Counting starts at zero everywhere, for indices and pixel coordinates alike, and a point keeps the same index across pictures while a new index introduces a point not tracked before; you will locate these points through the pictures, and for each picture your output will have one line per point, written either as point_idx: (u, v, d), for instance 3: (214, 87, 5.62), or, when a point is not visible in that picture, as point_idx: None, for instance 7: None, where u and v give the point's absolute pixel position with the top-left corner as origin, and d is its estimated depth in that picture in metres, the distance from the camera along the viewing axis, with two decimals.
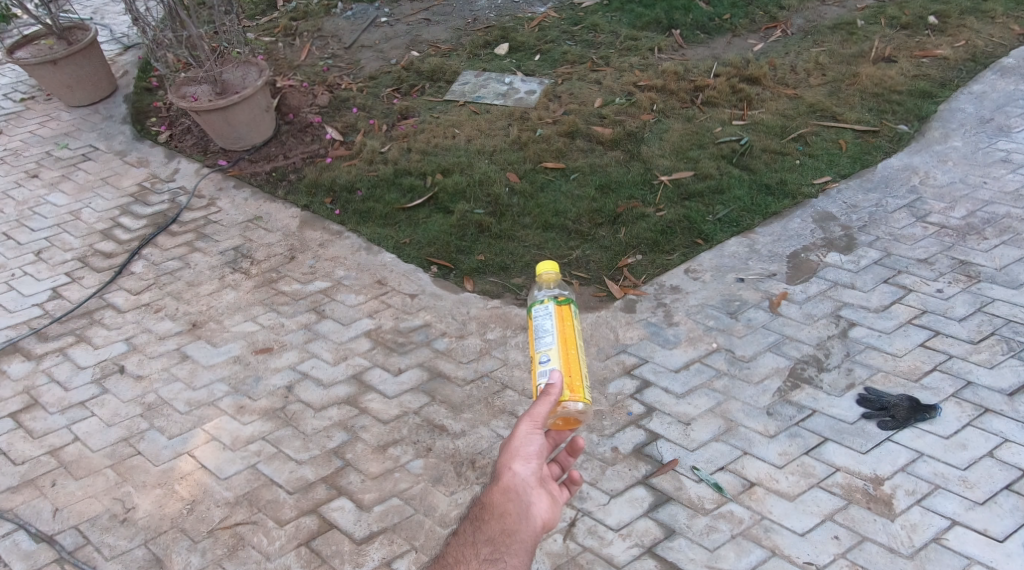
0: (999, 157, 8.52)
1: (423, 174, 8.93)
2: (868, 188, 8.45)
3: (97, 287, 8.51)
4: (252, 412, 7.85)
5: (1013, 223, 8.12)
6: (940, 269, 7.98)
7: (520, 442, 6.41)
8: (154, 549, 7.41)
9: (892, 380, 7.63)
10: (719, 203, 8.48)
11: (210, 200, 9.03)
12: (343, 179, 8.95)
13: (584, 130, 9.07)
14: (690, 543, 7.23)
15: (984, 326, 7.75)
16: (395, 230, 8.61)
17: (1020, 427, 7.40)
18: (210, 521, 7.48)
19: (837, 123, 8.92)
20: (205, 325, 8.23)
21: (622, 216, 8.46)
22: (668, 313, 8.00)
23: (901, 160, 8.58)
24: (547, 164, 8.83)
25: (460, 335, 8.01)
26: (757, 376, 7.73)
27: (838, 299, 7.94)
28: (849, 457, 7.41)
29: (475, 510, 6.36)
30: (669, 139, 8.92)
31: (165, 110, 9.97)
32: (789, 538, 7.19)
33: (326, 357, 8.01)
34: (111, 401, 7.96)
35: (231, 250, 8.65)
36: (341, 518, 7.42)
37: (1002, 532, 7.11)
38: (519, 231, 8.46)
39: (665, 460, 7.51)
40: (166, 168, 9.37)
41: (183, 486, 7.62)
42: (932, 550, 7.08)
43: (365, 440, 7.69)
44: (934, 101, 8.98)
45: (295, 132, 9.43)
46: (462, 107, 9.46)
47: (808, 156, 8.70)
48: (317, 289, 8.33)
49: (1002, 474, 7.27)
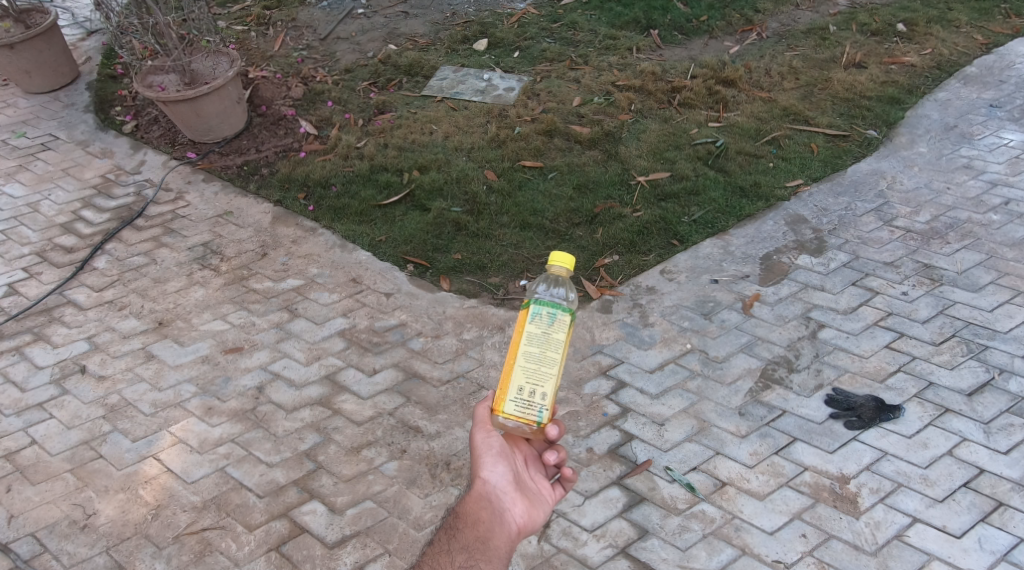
0: (962, 163, 8.75)
1: (400, 171, 8.77)
2: (839, 191, 8.61)
3: (56, 282, 8.19)
4: (221, 414, 7.64)
5: (975, 228, 8.34)
6: (906, 272, 8.14)
7: (488, 449, 6.38)
8: (116, 556, 7.17)
9: (858, 381, 7.75)
10: (694, 205, 8.53)
11: (179, 193, 8.75)
12: (318, 174, 8.75)
13: (562, 129, 9.04)
14: (662, 543, 7.28)
15: (945, 328, 7.90)
16: (370, 228, 8.44)
17: (978, 426, 7.56)
18: (175, 527, 7.25)
19: (809, 127, 9.06)
20: (172, 324, 7.97)
21: (599, 216, 8.45)
22: (644, 314, 8.04)
23: (870, 165, 8.77)
24: (525, 163, 8.77)
25: (436, 335, 7.90)
26: (729, 376, 7.79)
27: (808, 301, 8.04)
28: (817, 457, 7.51)
29: (449, 520, 6.33)
30: (646, 139, 8.95)
31: (131, 100, 9.59)
32: (759, 536, 7.27)
33: (298, 357, 7.83)
34: (71, 403, 7.69)
35: (199, 246, 8.39)
36: (313, 522, 7.25)
37: (960, 529, 7.24)
38: (496, 230, 8.37)
39: (639, 461, 7.55)
40: (131, 159, 9.04)
41: (148, 490, 7.38)
42: (894, 546, 7.21)
43: (338, 442, 7.54)
44: (901, 107, 9.19)
45: (267, 124, 9.19)
46: (439, 103, 9.35)
47: (781, 159, 8.82)
48: (289, 287, 8.14)
49: (961, 472, 7.42)
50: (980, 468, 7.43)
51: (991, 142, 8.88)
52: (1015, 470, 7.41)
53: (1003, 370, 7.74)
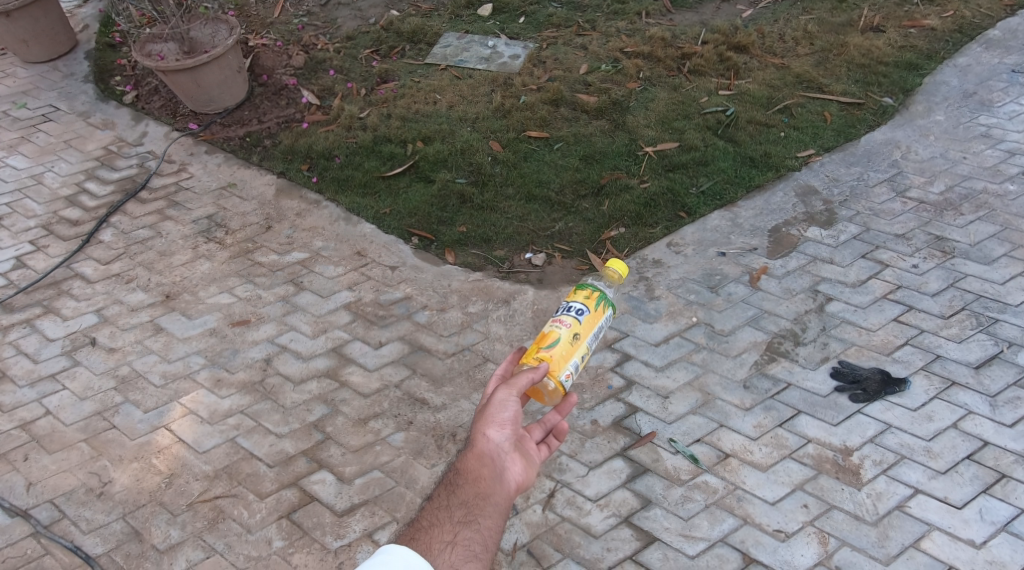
0: (980, 132, 8.62)
1: (403, 142, 8.76)
2: (851, 161, 8.52)
3: (63, 255, 8.32)
4: (230, 385, 7.75)
5: (990, 199, 8.23)
6: (917, 244, 8.05)
7: (495, 407, 6.46)
8: (133, 522, 7.32)
9: (865, 354, 7.69)
10: (703, 175, 8.46)
11: (181, 164, 8.85)
12: (321, 145, 8.78)
13: (569, 98, 8.96)
14: (665, 513, 7.30)
15: (955, 301, 7.82)
16: (375, 200, 8.47)
17: (985, 399, 7.49)
18: (188, 495, 7.39)
19: (823, 95, 8.93)
20: (180, 296, 8.08)
21: (606, 187, 8.39)
22: (650, 287, 8.03)
23: (884, 134, 8.66)
24: (531, 133, 8.72)
25: (441, 307, 7.94)
26: (734, 350, 7.77)
27: (817, 274, 7.99)
28: (822, 429, 7.49)
29: (448, 476, 6.36)
30: (655, 108, 8.85)
31: (131, 69, 9.68)
32: (760, 506, 7.27)
33: (305, 330, 7.91)
34: (83, 374, 7.83)
35: (204, 220, 8.49)
36: (321, 491, 7.36)
37: (961, 499, 7.21)
38: (500, 202, 8.36)
39: (643, 433, 7.57)
40: (133, 131, 9.15)
41: (161, 459, 7.52)
42: (895, 517, 7.19)
43: (345, 414, 7.62)
44: (919, 73, 9.05)
45: (269, 94, 9.24)
46: (444, 72, 9.33)
47: (793, 129, 8.72)
48: (294, 260, 8.21)
49: (965, 444, 7.37)
50: (985, 441, 7.37)
51: (1011, 109, 8.74)
52: (1019, 442, 7.36)
53: (1011, 343, 7.67)
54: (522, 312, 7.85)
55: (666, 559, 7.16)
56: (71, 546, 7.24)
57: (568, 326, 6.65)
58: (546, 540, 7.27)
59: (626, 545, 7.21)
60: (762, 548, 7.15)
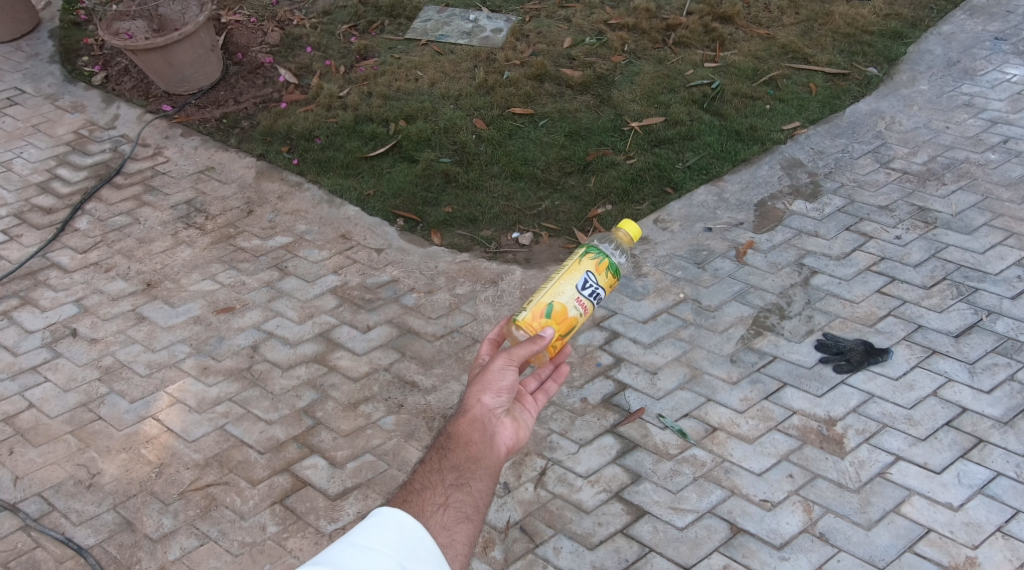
0: (963, 101, 8.76)
1: (386, 121, 8.79)
2: (836, 133, 8.62)
3: (38, 246, 8.25)
4: (217, 373, 7.67)
5: (972, 168, 8.32)
6: (900, 216, 8.11)
7: (490, 373, 6.21)
8: (124, 513, 7.21)
9: (849, 326, 7.71)
10: (689, 150, 8.51)
11: (157, 148, 8.82)
12: (301, 126, 8.79)
13: (553, 73, 9.05)
14: (655, 487, 7.29)
15: (937, 272, 7.85)
16: (358, 181, 8.46)
17: (965, 367, 7.52)
18: (180, 484, 7.29)
19: (809, 66, 9.09)
20: (160, 285, 8.02)
21: (592, 164, 8.42)
22: (638, 264, 8.05)
23: (869, 105, 8.78)
24: (516, 110, 8.77)
25: (429, 290, 7.90)
26: (722, 325, 7.77)
27: (802, 248, 8.02)
28: (806, 401, 7.49)
29: (439, 439, 6.09)
30: (640, 82, 8.96)
31: (98, 49, 9.68)
32: (747, 478, 7.28)
33: (292, 316, 7.85)
34: (65, 365, 7.73)
35: (182, 205, 8.44)
36: (314, 475, 7.28)
37: (940, 465, 7.23)
38: (486, 181, 8.38)
39: (632, 409, 7.56)
40: (104, 114, 9.11)
41: (150, 449, 7.42)
42: (877, 484, 7.20)
43: (335, 398, 7.55)
44: (904, 42, 9.24)
45: (245, 73, 9.29)
46: (424, 47, 9.40)
47: (779, 101, 8.83)
48: (277, 246, 8.17)
49: (945, 411, 7.39)
50: (963, 407, 7.40)
51: (993, 78, 8.90)
52: (996, 408, 7.38)
53: (991, 312, 7.69)
54: (510, 293, 7.82)
55: (656, 532, 7.15)
56: (63, 538, 7.13)
57: (585, 314, 6.38)
58: (538, 517, 7.25)
59: (617, 520, 7.20)
60: (749, 519, 7.15)
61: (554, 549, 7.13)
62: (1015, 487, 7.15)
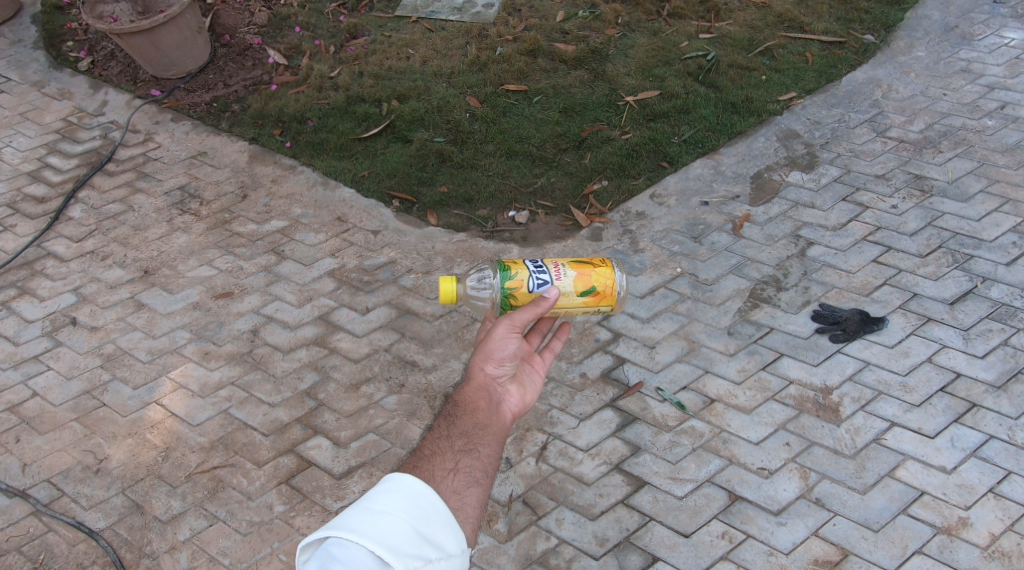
0: (960, 67, 8.72)
1: (378, 101, 8.73)
2: (833, 103, 8.57)
3: (33, 234, 8.26)
4: (219, 358, 7.72)
5: (968, 135, 8.29)
6: (897, 184, 8.10)
7: (495, 343, 6.39)
8: (133, 496, 7.30)
9: (845, 296, 7.73)
10: (685, 123, 8.46)
11: (147, 134, 8.79)
12: (292, 108, 8.73)
13: (545, 48, 8.97)
14: (654, 458, 7.40)
15: (933, 240, 7.86)
16: (352, 162, 8.42)
17: (960, 334, 7.57)
18: (186, 467, 7.37)
19: (804, 34, 9.02)
20: (158, 271, 8.03)
21: (587, 140, 8.39)
22: (634, 240, 7.99)
23: (865, 74, 8.73)
24: (509, 87, 8.70)
25: (426, 271, 7.91)
26: (719, 298, 7.79)
27: (798, 219, 8.02)
28: (803, 371, 7.55)
29: (448, 407, 6.34)
30: (635, 56, 8.89)
31: (82, 33, 9.60)
32: (745, 447, 7.37)
33: (290, 299, 7.88)
34: (66, 354, 7.77)
35: (176, 191, 8.43)
36: (318, 456, 7.36)
37: (934, 430, 7.33)
38: (480, 160, 8.32)
39: (631, 383, 7.63)
40: (92, 100, 9.09)
41: (155, 434, 7.49)
42: (872, 449, 7.30)
43: (337, 380, 7.60)
44: (901, 7, 9.20)
45: (233, 56, 9.24)
46: (416, 24, 9.36)
47: (775, 71, 8.77)
48: (273, 230, 8.17)
49: (939, 378, 7.46)
50: (957, 373, 7.47)
51: (991, 42, 8.87)
52: (990, 372, 7.45)
53: (986, 278, 7.71)
54: None
55: (656, 501, 7.26)
56: (74, 522, 7.22)
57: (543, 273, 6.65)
58: (540, 491, 7.36)
59: (618, 491, 7.31)
60: (747, 486, 7.25)
61: (557, 520, 7.25)
62: (1006, 449, 7.24)
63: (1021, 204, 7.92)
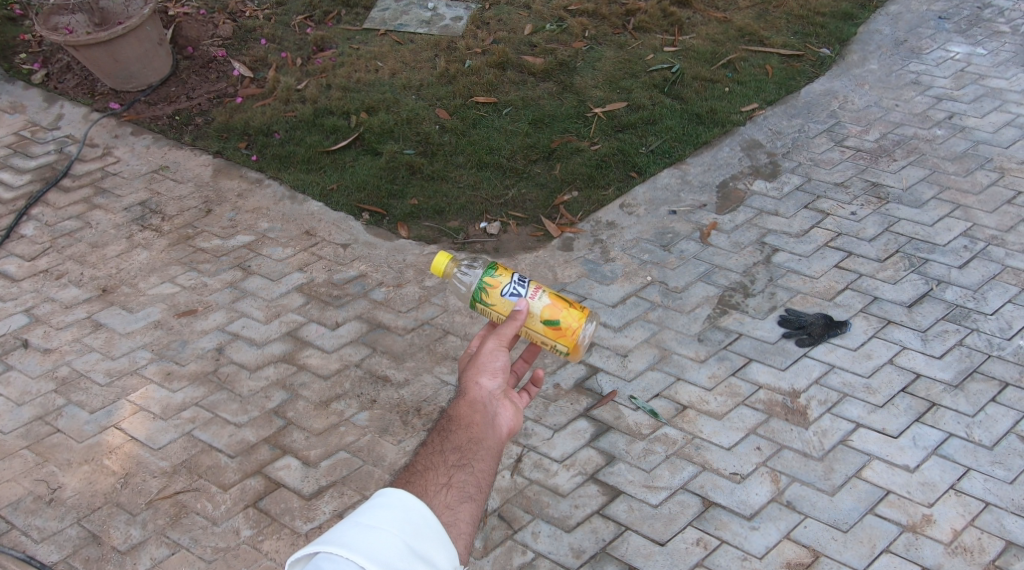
0: (911, 79, 9.05)
1: (346, 114, 8.79)
2: (793, 114, 8.83)
3: None
4: (181, 378, 7.45)
5: (920, 144, 8.59)
6: (855, 192, 8.34)
7: (485, 356, 6.12)
8: (89, 526, 6.96)
9: (809, 301, 7.86)
10: (651, 134, 8.66)
11: (106, 148, 8.69)
12: (258, 121, 8.76)
13: (514, 61, 9.15)
14: (628, 467, 7.35)
15: (890, 245, 8.07)
16: (320, 176, 8.43)
17: (919, 336, 7.69)
18: (147, 493, 7.05)
19: (765, 47, 9.32)
20: (117, 290, 7.83)
21: (557, 151, 8.53)
22: (605, 250, 8.10)
23: (823, 85, 9.03)
24: (479, 99, 8.84)
25: (398, 284, 7.85)
26: (689, 305, 7.87)
27: (763, 227, 8.19)
28: (771, 375, 7.60)
29: (440, 424, 5.98)
30: (602, 68, 9.11)
31: (36, 45, 9.54)
32: (717, 452, 7.36)
33: (257, 316, 7.70)
34: (17, 379, 7.47)
35: (137, 206, 8.30)
36: (287, 476, 7.09)
37: (897, 429, 7.37)
38: (451, 171, 8.41)
39: (604, 392, 7.61)
40: (48, 114, 8.99)
41: (113, 460, 7.17)
42: (840, 451, 7.32)
43: (306, 397, 7.38)
44: (853, 23, 9.55)
45: (196, 68, 9.25)
46: (384, 37, 9.48)
47: (737, 83, 9.02)
48: (240, 244, 8.06)
49: (900, 378, 7.55)
50: (917, 373, 7.56)
51: (938, 55, 9.24)
52: (948, 372, 7.55)
53: (940, 281, 7.90)
54: None
55: (632, 510, 7.21)
56: (25, 556, 6.86)
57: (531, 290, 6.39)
58: (516, 504, 7.27)
59: (594, 501, 7.25)
60: (721, 492, 7.23)
61: (533, 534, 7.16)
62: (965, 446, 7.30)
63: (971, 209, 8.20)
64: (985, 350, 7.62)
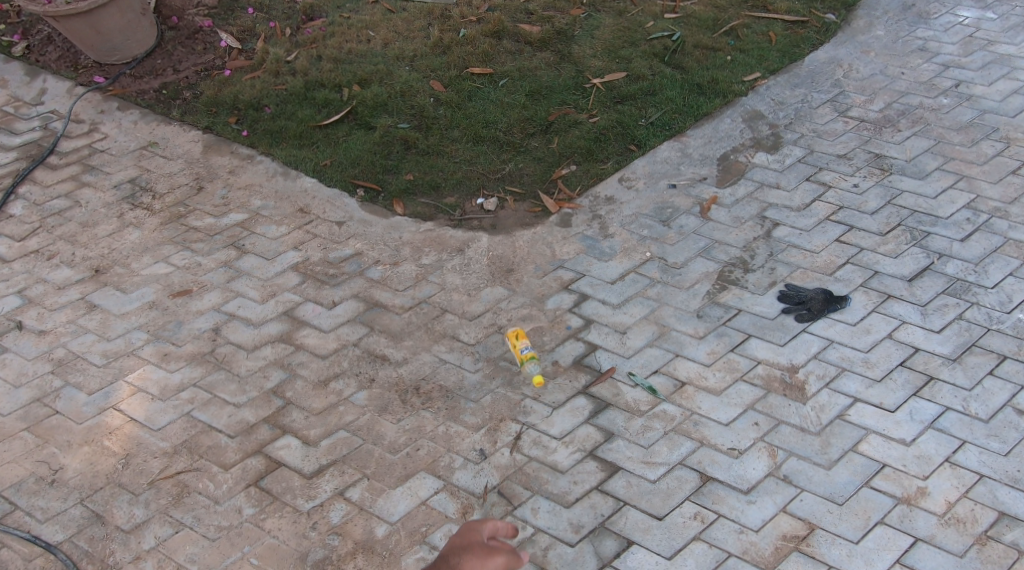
0: (917, 46, 9.04)
1: (338, 86, 8.85)
2: (795, 83, 8.81)
3: None
4: (178, 358, 7.40)
5: (925, 113, 8.52)
6: (858, 164, 8.25)
7: None
8: (92, 507, 6.89)
9: (809, 277, 7.69)
10: (651, 106, 8.63)
11: (91, 124, 8.81)
12: (248, 95, 8.84)
13: (510, 30, 9.21)
14: (627, 444, 7.05)
15: (892, 218, 7.94)
16: (314, 151, 8.46)
17: (918, 310, 7.49)
18: (148, 474, 6.98)
19: (769, 14, 9.38)
20: (110, 270, 7.84)
21: (554, 124, 8.54)
22: (604, 225, 8.02)
23: (827, 54, 9.01)
24: (474, 70, 8.88)
25: (394, 262, 7.84)
26: (688, 281, 7.71)
27: (763, 201, 8.09)
28: (770, 351, 7.38)
29: None
30: (600, 37, 9.15)
31: (14, 16, 9.73)
32: (715, 428, 7.08)
33: (252, 296, 7.68)
34: (14, 361, 7.44)
35: (127, 183, 8.38)
36: (288, 456, 7.01)
37: (895, 404, 7.12)
38: (447, 146, 8.44)
39: (603, 368, 7.34)
40: (30, 89, 9.14)
41: (113, 441, 7.10)
42: (837, 426, 7.06)
43: (304, 377, 7.31)
44: None
45: (182, 39, 9.33)
46: (375, 6, 9.62)
47: (739, 51, 9.02)
48: (233, 223, 8.10)
49: (899, 353, 7.32)
50: (915, 347, 7.33)
51: (946, 21, 9.26)
52: (946, 346, 7.33)
53: (942, 255, 7.73)
54: (477, 261, 7.85)
55: (630, 486, 6.90)
56: (30, 536, 6.79)
57: None
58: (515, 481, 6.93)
59: (592, 477, 6.93)
60: (718, 467, 6.95)
61: (532, 509, 6.83)
62: (962, 420, 7.04)
63: (974, 180, 8.09)
64: (984, 323, 7.41)
